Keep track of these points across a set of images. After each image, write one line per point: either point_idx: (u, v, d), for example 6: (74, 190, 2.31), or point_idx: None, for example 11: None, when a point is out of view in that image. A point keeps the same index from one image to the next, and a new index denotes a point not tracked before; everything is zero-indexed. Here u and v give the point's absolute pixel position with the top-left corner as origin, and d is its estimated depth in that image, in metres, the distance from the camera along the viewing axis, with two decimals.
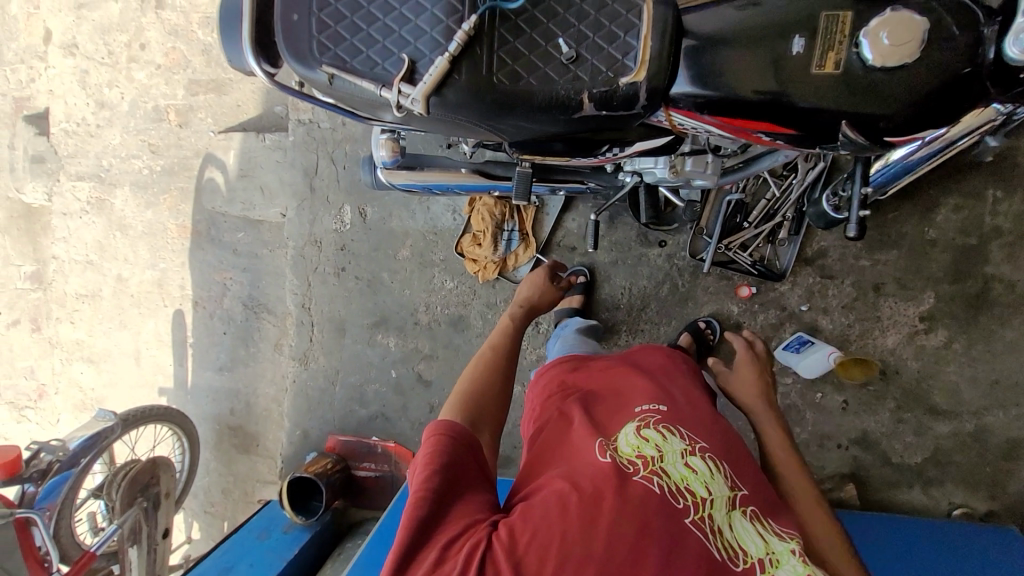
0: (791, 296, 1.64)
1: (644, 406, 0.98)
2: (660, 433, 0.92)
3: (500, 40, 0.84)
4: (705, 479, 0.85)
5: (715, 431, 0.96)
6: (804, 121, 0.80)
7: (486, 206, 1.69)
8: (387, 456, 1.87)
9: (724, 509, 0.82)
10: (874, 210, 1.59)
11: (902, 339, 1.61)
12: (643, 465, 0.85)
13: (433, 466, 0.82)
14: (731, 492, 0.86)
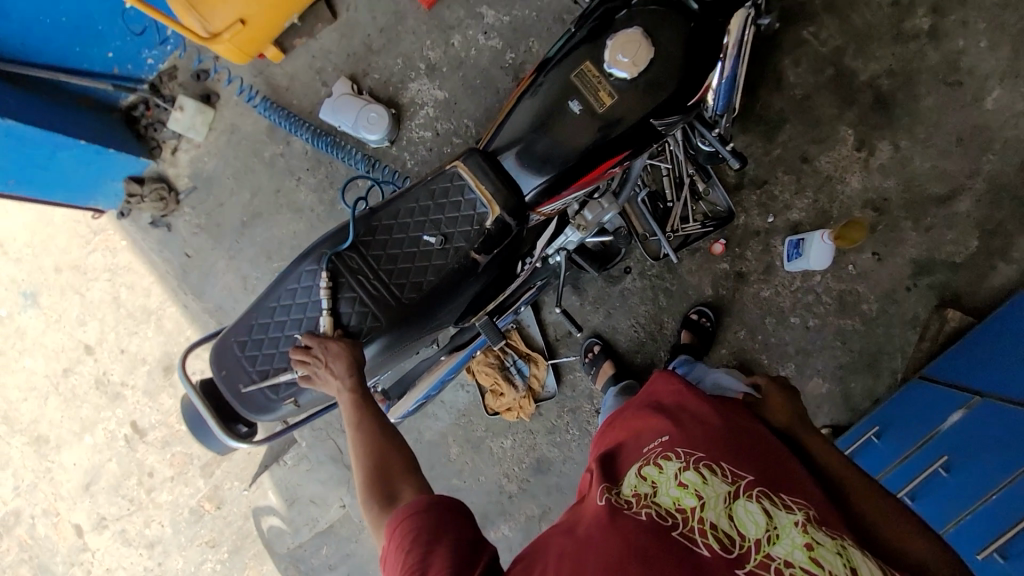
0: (754, 219, 1.72)
1: (649, 445, 0.97)
2: (658, 464, 0.90)
3: (385, 274, 0.96)
4: (698, 486, 0.83)
5: (719, 441, 0.93)
6: (628, 140, 0.95)
7: (482, 362, 1.76)
8: None
9: (721, 505, 0.81)
10: (747, 112, 1.72)
11: (861, 174, 1.67)
12: (641, 496, 0.85)
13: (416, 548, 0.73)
14: (730, 488, 0.83)
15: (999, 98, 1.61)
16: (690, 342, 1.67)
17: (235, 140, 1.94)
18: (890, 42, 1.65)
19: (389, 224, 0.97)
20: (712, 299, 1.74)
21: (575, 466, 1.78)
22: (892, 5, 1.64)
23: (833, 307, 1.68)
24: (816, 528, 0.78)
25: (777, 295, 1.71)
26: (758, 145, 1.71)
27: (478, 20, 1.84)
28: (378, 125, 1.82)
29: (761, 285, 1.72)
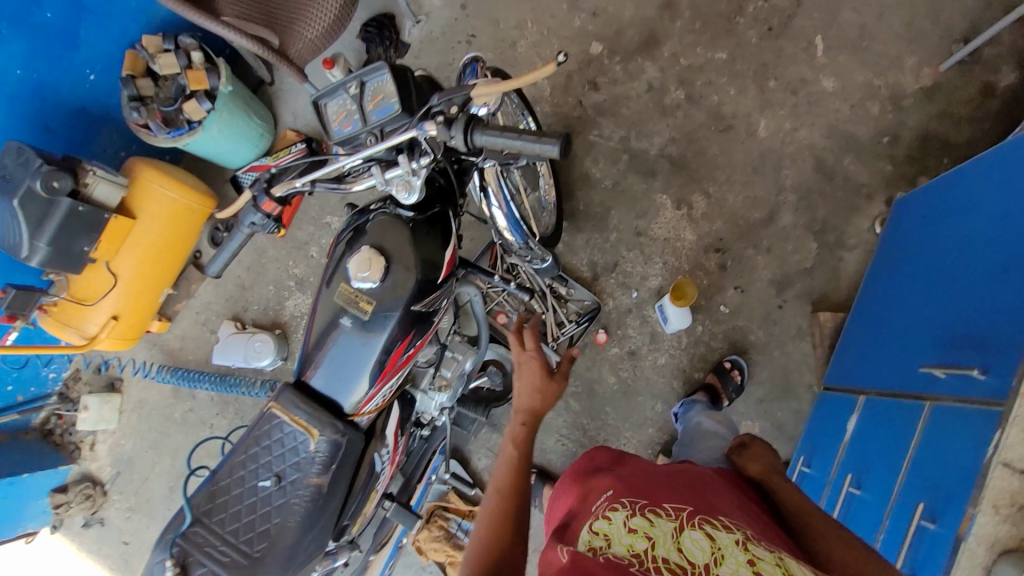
0: (621, 300, 1.81)
1: (596, 500, 0.89)
2: (606, 515, 0.83)
3: (233, 535, 1.00)
4: (648, 526, 0.78)
5: (663, 486, 0.90)
6: (405, 325, 1.02)
7: (429, 536, 1.72)
8: None
9: (670, 540, 0.75)
10: (574, 214, 1.90)
11: (691, 227, 1.81)
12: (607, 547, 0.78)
13: None
14: (674, 523, 0.78)
15: (767, 125, 1.81)
16: (715, 386, 1.66)
17: (147, 412, 2.06)
18: (660, 119, 1.89)
19: (227, 484, 1.03)
20: (618, 386, 1.77)
21: None
22: (646, 92, 1.91)
23: (726, 349, 1.73)
24: (756, 546, 0.75)
25: (673, 358, 1.76)
26: (595, 237, 1.86)
27: (326, 228, 2.05)
28: (265, 350, 1.93)
29: (655, 355, 1.77)
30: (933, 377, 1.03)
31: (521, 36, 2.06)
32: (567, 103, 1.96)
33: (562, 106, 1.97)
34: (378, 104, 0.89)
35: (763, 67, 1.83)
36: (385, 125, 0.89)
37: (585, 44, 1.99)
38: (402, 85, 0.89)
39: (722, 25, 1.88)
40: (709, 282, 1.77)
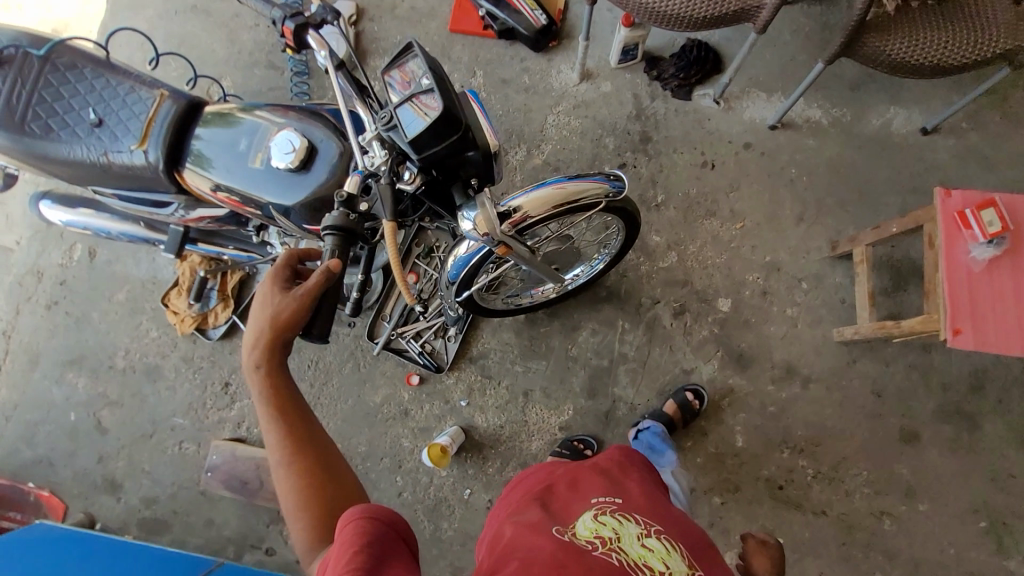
0: (454, 390, 1.78)
1: (599, 497, 0.95)
2: (616, 518, 0.89)
3: (40, 100, 1.06)
4: (662, 555, 0.82)
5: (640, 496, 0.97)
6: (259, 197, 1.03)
7: (192, 263, 1.80)
8: (37, 506, 1.80)
9: (632, 540, 0.84)
10: (531, 322, 1.80)
11: (544, 445, 1.73)
12: (601, 543, 0.83)
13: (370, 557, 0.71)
14: (641, 530, 0.87)
15: None
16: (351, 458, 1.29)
17: None
18: (655, 389, 1.73)
19: (80, 77, 1.07)
20: (371, 406, 1.78)
21: (169, 399, 1.85)
22: (682, 370, 1.74)
23: (428, 502, 1.73)
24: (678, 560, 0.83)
25: (407, 454, 1.75)
26: (512, 350, 1.79)
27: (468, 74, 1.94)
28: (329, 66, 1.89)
29: (408, 434, 1.76)
30: None
31: (722, 217, 1.81)
32: (653, 287, 1.79)
33: (649, 282, 1.79)
34: (411, 112, 0.79)
35: (733, 488, 1.67)
36: (393, 124, 0.80)
37: (727, 290, 1.77)
38: (437, 134, 0.78)
39: (774, 435, 1.69)
40: (491, 472, 1.73)
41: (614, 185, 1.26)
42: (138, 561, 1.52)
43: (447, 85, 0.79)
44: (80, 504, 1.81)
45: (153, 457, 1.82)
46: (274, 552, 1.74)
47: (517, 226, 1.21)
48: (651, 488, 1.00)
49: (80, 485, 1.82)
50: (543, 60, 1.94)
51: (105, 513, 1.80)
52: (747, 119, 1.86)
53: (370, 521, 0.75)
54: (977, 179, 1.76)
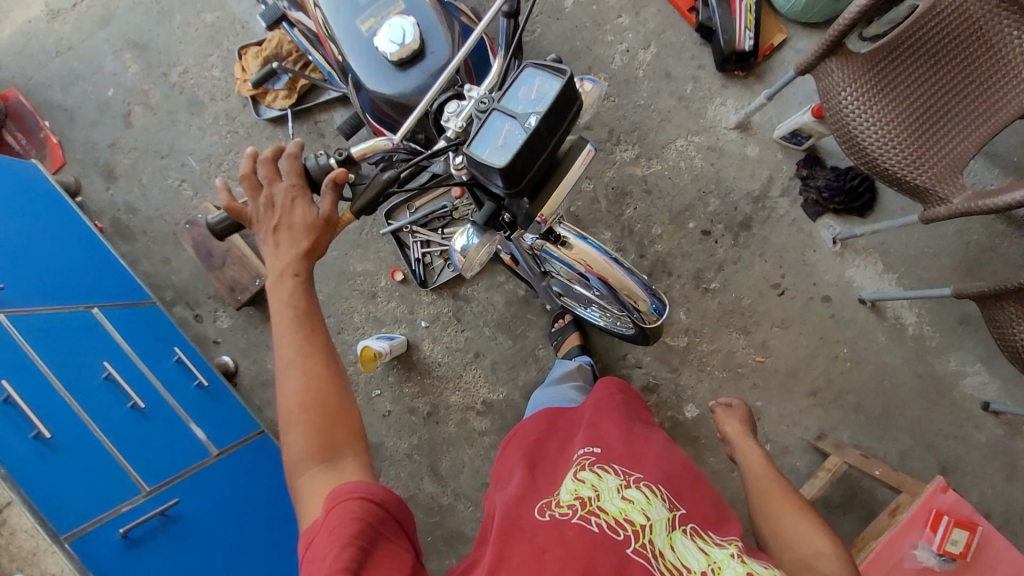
0: (423, 307, 1.82)
1: (580, 449, 0.95)
2: (596, 473, 0.88)
3: None
4: (642, 506, 0.82)
5: (624, 444, 0.96)
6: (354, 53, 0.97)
7: (284, 38, 1.74)
8: (41, 145, 1.87)
9: (612, 494, 0.84)
10: (524, 303, 1.80)
11: (460, 404, 1.79)
12: (586, 505, 0.81)
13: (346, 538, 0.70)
14: (620, 482, 0.86)
15: None
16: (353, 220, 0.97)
17: None
18: None
19: None
20: (351, 270, 1.84)
21: (194, 137, 1.85)
22: None
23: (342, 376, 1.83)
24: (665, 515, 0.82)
25: (352, 328, 1.83)
26: (491, 313, 1.80)
27: (638, 45, 1.78)
28: None
29: (363, 314, 1.83)
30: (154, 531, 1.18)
31: (750, 340, 1.73)
32: (644, 352, 1.75)
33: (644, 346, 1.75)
34: (494, 130, 0.72)
35: None
36: (477, 124, 0.74)
37: (703, 402, 1.72)
38: (492, 174, 0.73)
39: None
40: (404, 391, 1.80)
41: (650, 306, 1.17)
42: (86, 255, 1.58)
43: (543, 140, 0.71)
44: (75, 169, 1.87)
45: (153, 175, 1.86)
46: (199, 321, 1.84)
47: (545, 249, 1.12)
48: (626, 436, 0.99)
49: (83, 154, 1.87)
50: (717, 83, 1.75)
51: (89, 190, 1.87)
52: (845, 276, 1.71)
53: (368, 506, 0.74)
54: (993, 480, 1.64)
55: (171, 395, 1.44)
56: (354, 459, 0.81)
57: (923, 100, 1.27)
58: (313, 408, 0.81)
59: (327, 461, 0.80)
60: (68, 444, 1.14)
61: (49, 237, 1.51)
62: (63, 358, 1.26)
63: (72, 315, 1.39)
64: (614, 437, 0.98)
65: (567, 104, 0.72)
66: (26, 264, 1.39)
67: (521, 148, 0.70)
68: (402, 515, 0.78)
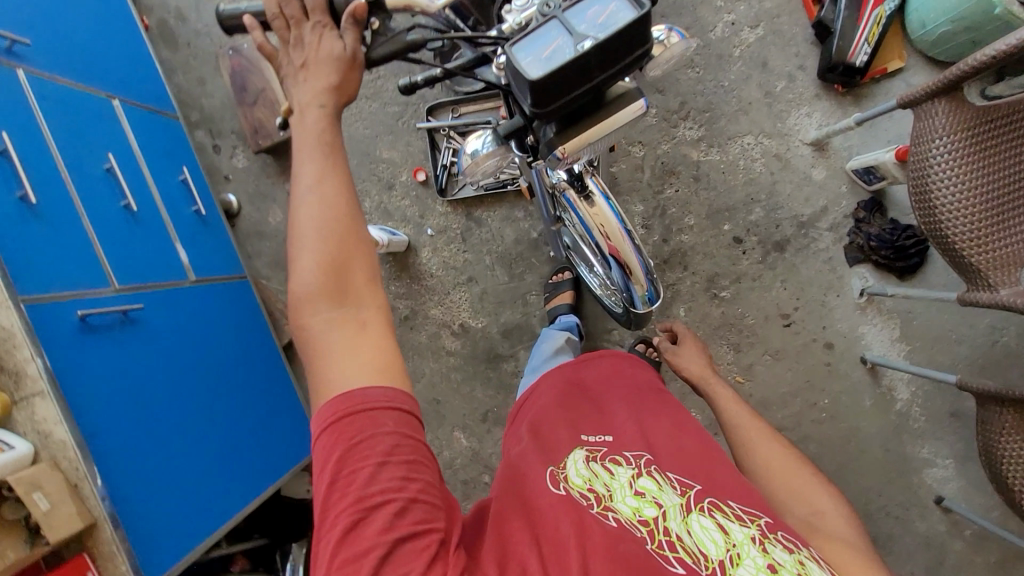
0: (433, 215, 1.78)
1: (590, 436, 0.90)
2: (608, 468, 0.83)
3: None
4: (655, 495, 0.77)
5: (638, 427, 0.90)
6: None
7: None
8: None
9: (626, 489, 0.78)
10: (533, 246, 1.75)
11: (438, 319, 1.78)
12: (597, 500, 0.77)
13: (366, 445, 0.64)
14: (634, 472, 0.81)
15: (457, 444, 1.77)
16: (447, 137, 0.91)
17: None
18: None
19: None
20: (377, 154, 1.79)
21: None
22: None
23: None
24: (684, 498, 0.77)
25: None
26: (498, 244, 1.76)
27: (745, 22, 1.62)
28: None
29: (375, 202, 1.79)
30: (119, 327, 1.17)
31: (737, 359, 1.69)
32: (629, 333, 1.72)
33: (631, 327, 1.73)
34: (544, 40, 0.65)
35: None
36: (532, 26, 0.67)
37: None
38: (521, 86, 0.67)
39: None
40: (389, 289, 1.80)
41: (645, 296, 1.10)
42: (120, 41, 1.52)
43: (591, 74, 0.65)
44: None
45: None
46: (217, 152, 1.82)
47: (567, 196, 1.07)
48: (636, 417, 0.94)
49: None
50: (811, 90, 1.61)
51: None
52: (855, 330, 1.65)
53: (383, 405, 0.67)
54: (914, 568, 1.64)
55: (164, 207, 1.45)
56: (372, 310, 0.72)
57: (1012, 182, 1.17)
58: (331, 240, 0.70)
59: (341, 303, 0.70)
60: (53, 217, 1.13)
61: (86, 7, 1.43)
62: (69, 136, 1.24)
63: (92, 96, 1.36)
64: (627, 422, 0.92)
65: (635, 42, 0.65)
66: (55, 28, 1.33)
67: (561, 69, 0.63)
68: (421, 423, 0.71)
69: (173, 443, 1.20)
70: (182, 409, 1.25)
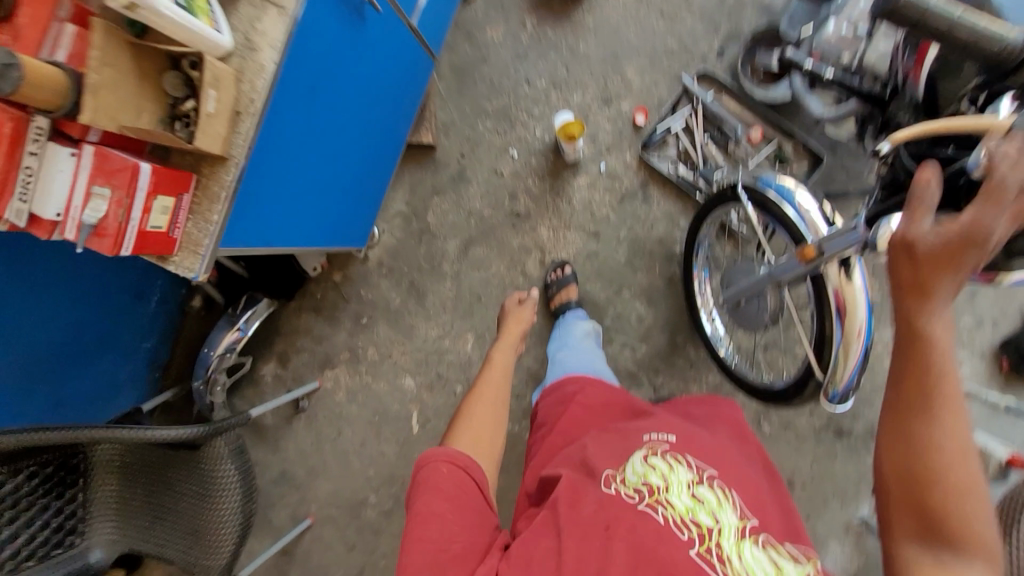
0: (616, 157, 1.68)
1: (655, 436, 1.00)
2: (668, 463, 0.92)
3: None
4: (711, 509, 0.84)
5: (709, 450, 0.98)
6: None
7: None
8: None
9: (683, 488, 0.87)
10: (666, 256, 1.70)
11: (541, 239, 1.73)
12: (650, 495, 0.86)
13: (434, 488, 0.88)
14: (692, 480, 0.89)
15: (466, 342, 1.78)
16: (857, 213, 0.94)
17: None
18: None
19: None
20: (623, 65, 1.65)
21: None
22: None
23: (514, 111, 1.69)
24: (743, 525, 0.82)
25: (565, 98, 1.67)
26: (643, 228, 1.69)
27: None
28: None
29: (584, 102, 1.67)
30: (355, 16, 1.04)
31: None
32: (669, 388, 1.71)
33: (675, 386, 1.71)
34: None
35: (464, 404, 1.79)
36: None
37: None
38: None
39: (501, 459, 1.74)
40: (527, 180, 1.71)
41: (832, 396, 1.06)
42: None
43: None
44: None
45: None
46: None
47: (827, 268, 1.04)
48: (694, 431, 1.03)
49: None
50: (983, 347, 1.60)
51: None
52: (825, 537, 1.70)
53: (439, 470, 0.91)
54: None
55: None
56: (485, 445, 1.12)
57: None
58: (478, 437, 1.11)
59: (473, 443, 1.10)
60: None
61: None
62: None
63: None
64: (694, 434, 1.02)
65: None
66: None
67: None
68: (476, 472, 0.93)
69: (294, 161, 1.06)
70: (314, 134, 1.09)
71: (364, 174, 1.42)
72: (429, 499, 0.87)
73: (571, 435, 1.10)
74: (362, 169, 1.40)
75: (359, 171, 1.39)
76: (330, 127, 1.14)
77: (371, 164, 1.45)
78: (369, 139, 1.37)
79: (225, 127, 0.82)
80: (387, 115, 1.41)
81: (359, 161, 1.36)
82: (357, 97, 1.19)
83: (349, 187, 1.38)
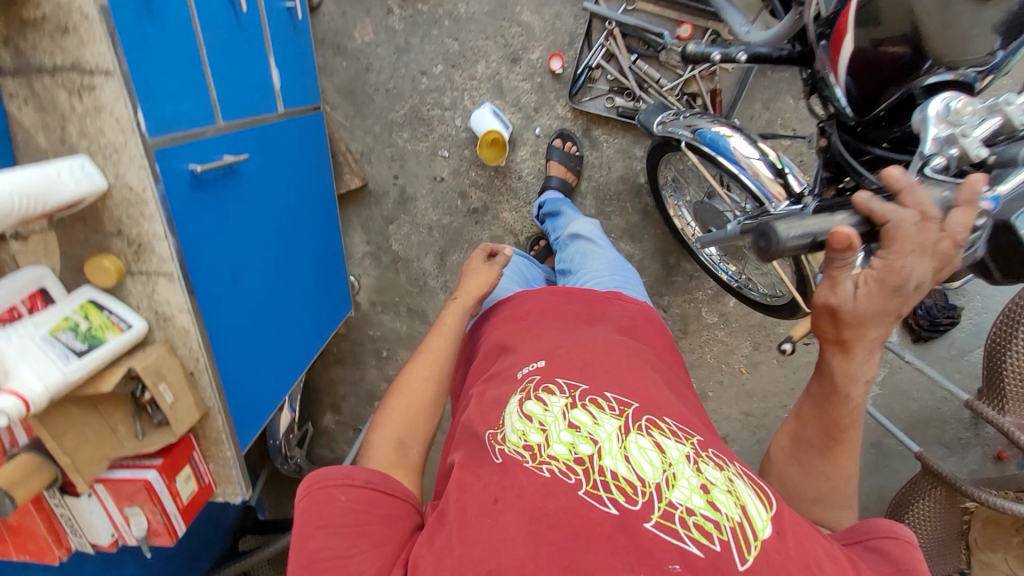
0: (547, 114, 1.53)
1: (525, 370, 0.80)
2: (540, 396, 0.71)
3: None
4: (592, 430, 0.64)
5: (583, 357, 0.79)
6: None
7: None
8: None
9: (559, 422, 0.66)
10: (634, 191, 1.63)
11: (507, 224, 1.69)
12: (533, 454, 0.63)
13: (319, 521, 0.65)
14: (567, 402, 0.69)
15: None
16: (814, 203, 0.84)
17: None
18: None
19: None
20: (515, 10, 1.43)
21: None
22: None
23: (424, 110, 1.54)
24: (636, 434, 0.64)
25: (469, 74, 1.50)
26: (601, 174, 1.61)
27: None
28: None
29: (490, 70, 1.49)
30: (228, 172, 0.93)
31: (750, 355, 1.88)
32: (676, 305, 1.79)
33: (681, 301, 1.79)
34: None
35: None
36: None
37: None
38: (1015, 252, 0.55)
39: None
40: (469, 175, 1.62)
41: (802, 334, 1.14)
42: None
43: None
44: None
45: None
46: None
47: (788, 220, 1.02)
48: (564, 341, 0.85)
49: None
50: None
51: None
52: None
53: (323, 493, 0.68)
54: None
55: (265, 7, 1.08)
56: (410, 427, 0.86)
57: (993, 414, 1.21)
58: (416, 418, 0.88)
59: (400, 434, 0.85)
60: (171, 27, 0.79)
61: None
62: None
63: None
64: (563, 345, 0.83)
65: None
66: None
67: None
68: (389, 488, 0.71)
69: (248, 341, 1.05)
70: (252, 303, 1.07)
71: (310, 271, 1.39)
72: (331, 496, 0.67)
73: (464, 410, 0.88)
74: (307, 269, 1.37)
75: (305, 275, 1.36)
76: (261, 279, 1.10)
77: (311, 255, 1.40)
78: (299, 239, 1.30)
79: (184, 394, 0.83)
80: (303, 203, 1.32)
81: (302, 267, 1.33)
82: (270, 229, 1.12)
83: (303, 291, 1.35)
